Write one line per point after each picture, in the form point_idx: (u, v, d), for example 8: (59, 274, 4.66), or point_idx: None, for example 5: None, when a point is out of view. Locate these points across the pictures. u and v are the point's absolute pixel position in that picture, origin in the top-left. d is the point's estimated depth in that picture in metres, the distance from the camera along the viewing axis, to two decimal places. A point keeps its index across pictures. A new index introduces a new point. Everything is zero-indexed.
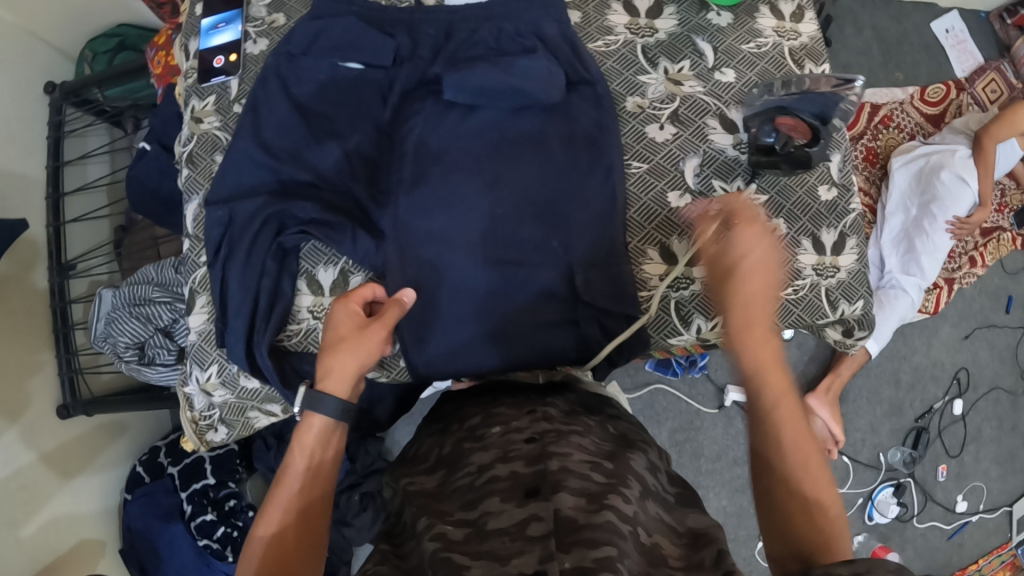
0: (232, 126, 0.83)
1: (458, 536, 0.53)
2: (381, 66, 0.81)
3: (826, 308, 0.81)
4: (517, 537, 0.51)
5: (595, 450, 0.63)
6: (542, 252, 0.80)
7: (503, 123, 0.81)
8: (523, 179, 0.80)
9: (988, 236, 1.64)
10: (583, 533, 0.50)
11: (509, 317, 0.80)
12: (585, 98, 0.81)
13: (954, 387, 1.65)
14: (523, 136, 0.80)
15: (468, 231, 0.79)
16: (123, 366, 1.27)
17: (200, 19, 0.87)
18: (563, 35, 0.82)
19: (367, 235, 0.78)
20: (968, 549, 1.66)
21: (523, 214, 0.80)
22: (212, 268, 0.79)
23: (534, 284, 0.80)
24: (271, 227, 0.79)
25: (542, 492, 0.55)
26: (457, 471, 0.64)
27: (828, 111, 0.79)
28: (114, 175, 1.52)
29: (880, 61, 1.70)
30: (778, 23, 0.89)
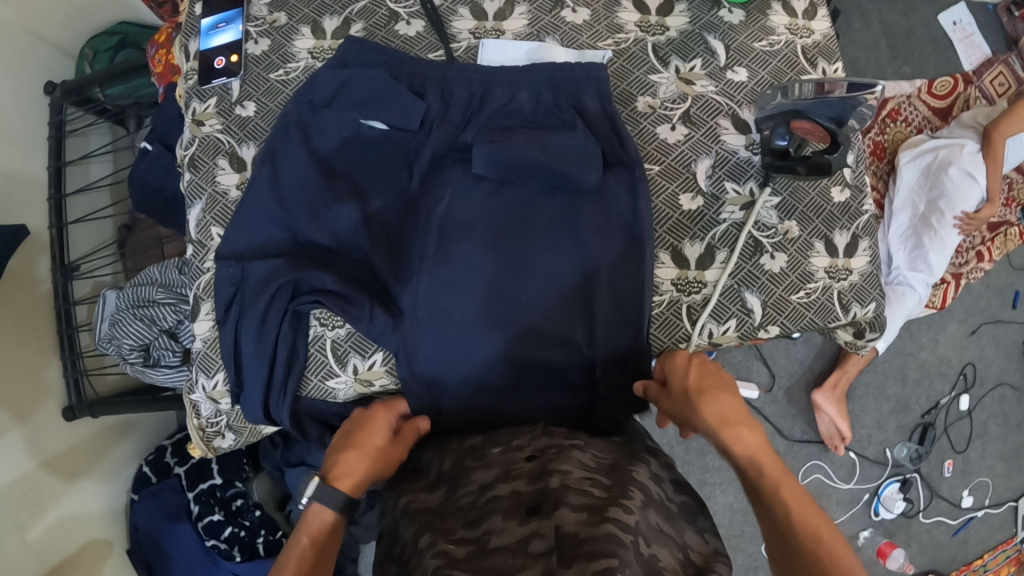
0: (236, 129, 0.82)
1: (460, 554, 0.54)
2: (407, 128, 0.74)
3: (838, 311, 0.80)
4: (519, 553, 0.52)
5: (596, 465, 0.64)
6: (558, 249, 0.74)
7: (530, 203, 0.74)
8: (549, 264, 0.74)
9: (996, 231, 1.64)
10: (584, 547, 0.51)
11: (519, 322, 0.74)
12: (627, 183, 0.73)
13: (960, 383, 1.64)
14: (553, 216, 0.74)
15: (490, 315, 0.74)
16: (128, 369, 1.26)
17: (200, 19, 0.86)
18: (608, 110, 0.74)
19: (383, 312, 0.73)
20: (973, 544, 1.66)
21: (550, 298, 0.74)
22: (224, 327, 0.78)
23: (549, 285, 0.74)
24: (284, 292, 0.76)
25: (543, 509, 0.56)
26: (459, 488, 0.64)
27: (846, 113, 0.74)
28: (117, 176, 1.51)
29: (887, 55, 1.68)
30: (790, 20, 0.88)
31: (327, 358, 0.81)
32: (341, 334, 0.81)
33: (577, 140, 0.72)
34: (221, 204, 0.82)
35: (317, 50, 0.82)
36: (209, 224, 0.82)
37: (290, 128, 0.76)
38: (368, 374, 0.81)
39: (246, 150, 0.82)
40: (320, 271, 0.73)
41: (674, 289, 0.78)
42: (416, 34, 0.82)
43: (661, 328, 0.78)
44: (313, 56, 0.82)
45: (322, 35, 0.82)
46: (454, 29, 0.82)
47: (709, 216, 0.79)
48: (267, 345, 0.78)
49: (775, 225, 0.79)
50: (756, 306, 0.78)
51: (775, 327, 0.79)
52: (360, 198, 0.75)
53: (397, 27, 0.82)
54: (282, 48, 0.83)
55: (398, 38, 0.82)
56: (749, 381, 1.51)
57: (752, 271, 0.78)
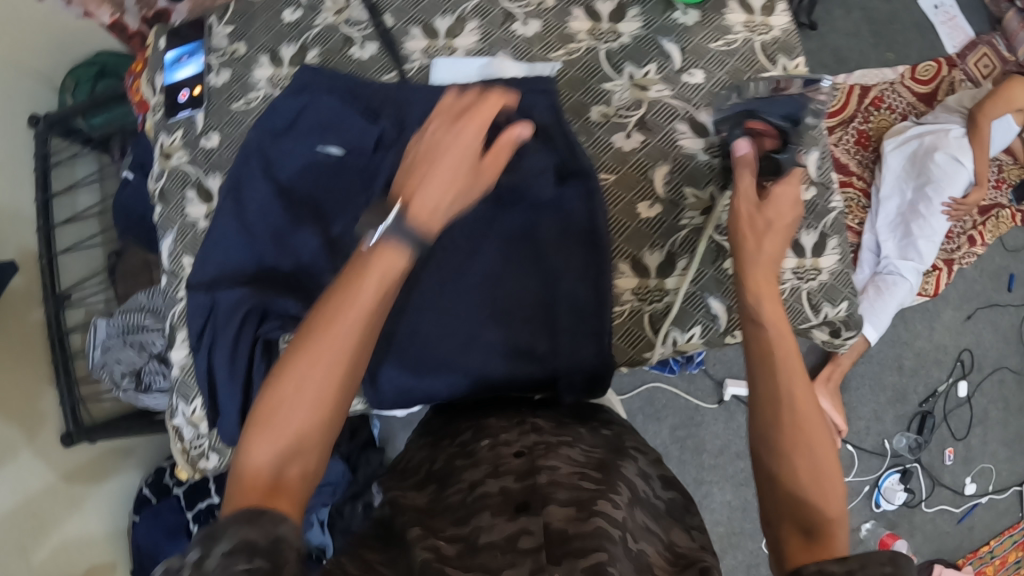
0: (201, 159, 0.83)
1: (451, 551, 0.52)
2: (363, 151, 0.75)
3: (808, 312, 0.79)
4: (508, 549, 0.50)
5: (585, 460, 0.62)
6: (513, 253, 0.75)
7: (492, 220, 0.75)
8: (511, 279, 0.75)
9: (987, 214, 1.62)
10: (573, 544, 0.49)
11: (482, 327, 0.75)
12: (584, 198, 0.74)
13: (958, 369, 1.63)
14: (514, 231, 0.75)
15: (455, 332, 0.75)
16: (121, 394, 1.27)
17: (163, 53, 0.90)
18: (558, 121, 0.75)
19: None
20: (978, 531, 1.64)
21: (515, 310, 0.75)
22: (197, 356, 0.79)
23: (504, 290, 0.75)
24: (252, 320, 0.76)
25: (532, 506, 0.54)
26: (448, 487, 0.62)
27: (797, 111, 0.74)
28: (104, 204, 1.53)
29: (870, 41, 1.66)
30: (747, 18, 0.88)
31: None
32: None
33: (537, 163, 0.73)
34: (190, 234, 0.82)
35: (275, 78, 0.85)
36: (180, 253, 0.83)
37: (256, 159, 0.77)
38: None
39: (212, 181, 0.83)
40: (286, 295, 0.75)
41: (636, 298, 0.79)
42: (369, 57, 0.84)
43: (624, 337, 0.78)
44: (271, 84, 0.84)
45: (280, 63, 0.85)
46: (406, 50, 0.84)
47: (669, 223, 0.80)
48: (239, 379, 0.77)
49: None
50: (720, 312, 0.78)
51: None
52: (321, 220, 0.76)
53: (351, 51, 0.84)
54: (242, 77, 0.85)
55: (353, 61, 0.84)
56: (741, 378, 1.50)
57: (715, 276, 0.78)
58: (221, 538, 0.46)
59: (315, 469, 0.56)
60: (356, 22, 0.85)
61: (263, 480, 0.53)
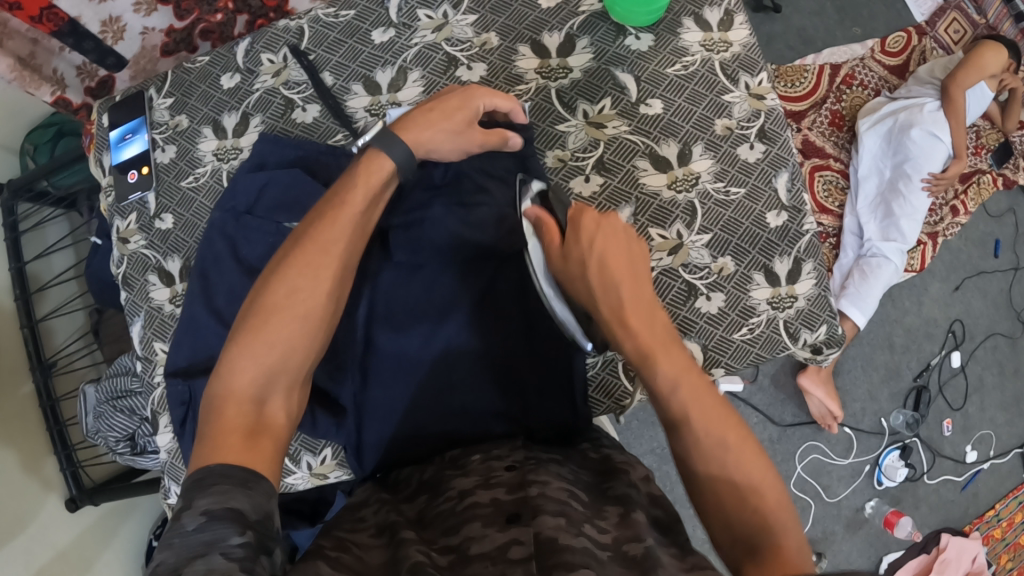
0: (159, 243, 0.82)
1: (443, 562, 0.51)
2: None
3: (786, 340, 0.79)
4: (498, 560, 0.48)
5: (575, 479, 0.62)
6: (453, 297, 0.76)
7: (451, 288, 0.76)
8: (473, 341, 0.75)
9: (968, 182, 1.60)
10: (561, 556, 0.47)
11: (439, 381, 0.74)
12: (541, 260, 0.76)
13: (950, 340, 1.63)
14: (473, 295, 0.76)
15: (425, 402, 0.73)
16: (119, 458, 1.29)
17: (108, 130, 0.87)
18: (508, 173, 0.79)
19: (328, 415, 0.74)
20: (983, 497, 1.66)
21: (481, 369, 0.74)
22: (183, 442, 0.75)
23: (441, 337, 0.74)
24: None
25: (522, 518, 0.53)
26: (438, 495, 0.62)
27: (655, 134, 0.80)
28: (80, 266, 1.51)
29: (835, 17, 1.64)
30: (705, 35, 0.85)
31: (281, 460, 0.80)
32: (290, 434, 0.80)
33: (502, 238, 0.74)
34: (158, 318, 0.81)
35: (221, 150, 0.83)
36: (150, 339, 0.81)
37: (218, 243, 0.76)
38: (323, 469, 0.80)
39: (172, 263, 0.82)
40: None
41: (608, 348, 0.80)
42: (313, 120, 0.83)
43: (598, 389, 0.79)
44: (217, 157, 0.83)
45: (224, 134, 0.83)
46: (351, 109, 0.83)
47: None
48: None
49: (707, 264, 0.80)
50: (697, 352, 0.78)
51: (719, 370, 0.78)
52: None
53: (294, 115, 0.83)
54: (188, 152, 0.84)
55: (297, 126, 0.83)
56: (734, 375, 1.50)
57: (688, 316, 0.78)
58: (207, 491, 0.47)
59: (292, 404, 0.58)
60: (296, 83, 0.83)
61: (245, 414, 0.54)
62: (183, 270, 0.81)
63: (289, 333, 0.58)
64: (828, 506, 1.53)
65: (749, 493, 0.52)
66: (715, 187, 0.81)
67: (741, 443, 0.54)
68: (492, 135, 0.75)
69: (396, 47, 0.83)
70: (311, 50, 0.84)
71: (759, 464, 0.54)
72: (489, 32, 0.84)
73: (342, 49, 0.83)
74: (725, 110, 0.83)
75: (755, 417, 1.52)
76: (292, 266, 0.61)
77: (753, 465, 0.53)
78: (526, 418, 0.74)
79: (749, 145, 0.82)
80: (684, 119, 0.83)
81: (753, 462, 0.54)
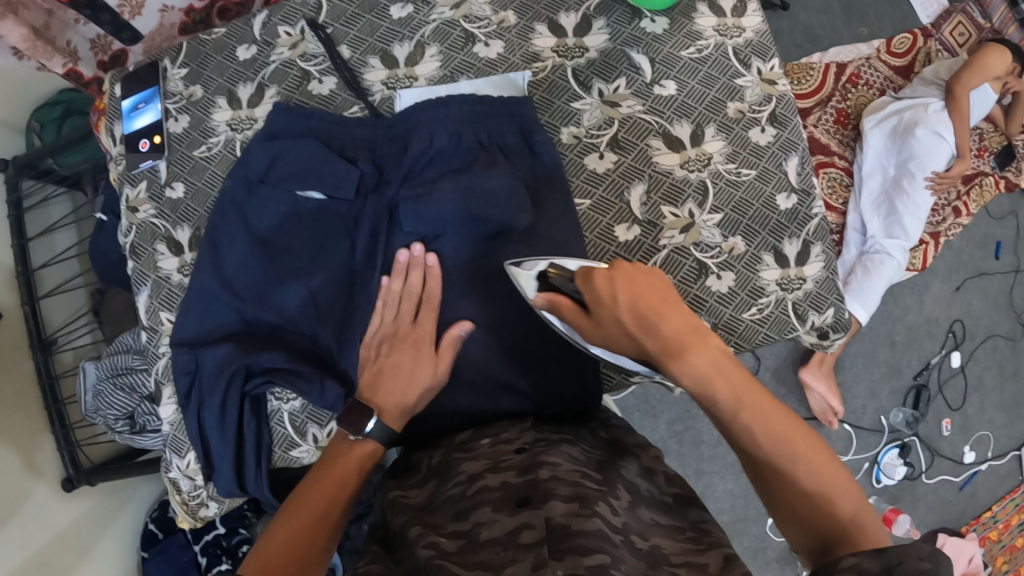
0: (169, 212, 0.82)
1: (451, 548, 0.52)
2: (343, 198, 0.74)
3: (794, 322, 0.79)
4: (509, 545, 0.49)
5: (586, 459, 0.62)
6: (464, 267, 0.74)
7: (463, 256, 0.74)
8: (487, 315, 0.74)
9: (971, 183, 1.60)
10: (575, 540, 0.48)
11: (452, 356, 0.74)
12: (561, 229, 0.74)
13: (950, 340, 1.63)
14: (480, 265, 0.74)
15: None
16: (117, 437, 1.28)
17: (120, 100, 0.87)
18: (525, 141, 0.76)
19: (336, 385, 0.72)
20: (981, 497, 1.66)
21: (496, 342, 0.74)
22: (187, 414, 0.76)
23: (455, 311, 0.74)
24: (237, 378, 0.73)
25: (533, 501, 0.54)
26: (447, 480, 0.62)
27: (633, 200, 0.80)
28: (82, 245, 1.50)
29: (840, 16, 1.65)
30: (718, 21, 0.85)
31: (287, 431, 0.78)
32: (297, 405, 0.78)
33: (516, 209, 0.72)
34: (166, 287, 0.81)
35: (235, 121, 0.83)
36: (157, 309, 0.81)
37: (228, 214, 0.75)
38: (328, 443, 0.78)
39: (181, 232, 0.82)
40: (267, 342, 0.74)
41: None
42: (330, 92, 0.83)
43: (609, 363, 0.79)
44: (231, 128, 0.83)
45: (238, 104, 0.83)
46: (367, 82, 0.83)
47: (648, 244, 0.80)
48: (229, 439, 0.75)
49: (718, 243, 0.80)
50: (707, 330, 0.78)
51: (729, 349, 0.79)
52: (283, 285, 0.74)
53: (311, 87, 0.83)
54: (202, 122, 0.84)
55: (313, 97, 0.83)
56: None
57: (699, 295, 0.79)
58: None
59: None
60: (312, 56, 0.84)
61: None
62: (193, 239, 0.81)
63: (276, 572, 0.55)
64: None
65: (827, 500, 0.54)
66: (727, 168, 0.82)
67: (813, 450, 0.54)
68: (414, 276, 0.71)
69: (414, 23, 0.84)
70: (329, 24, 0.84)
71: (832, 470, 0.54)
72: (507, 11, 0.84)
73: (360, 24, 0.84)
74: (737, 94, 0.84)
75: None
76: (289, 520, 0.58)
77: (828, 470, 0.54)
78: (535, 401, 0.73)
79: (760, 128, 0.83)
80: (700, 103, 0.83)
81: (823, 466, 0.54)
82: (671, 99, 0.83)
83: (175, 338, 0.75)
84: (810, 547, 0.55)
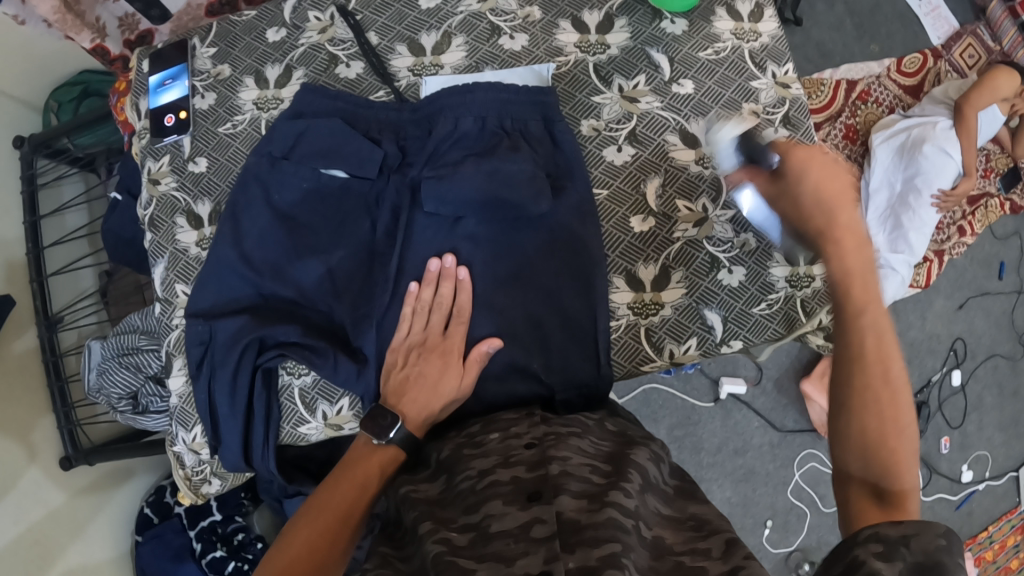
0: (191, 185, 0.83)
1: (462, 541, 0.52)
2: (366, 176, 0.75)
3: (802, 318, 0.80)
4: (521, 538, 0.50)
5: (595, 453, 0.63)
6: (482, 251, 0.75)
7: (482, 237, 0.75)
8: (502, 298, 0.75)
9: (976, 204, 1.62)
10: (585, 533, 0.49)
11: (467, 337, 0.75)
12: (579, 217, 0.75)
13: (952, 358, 1.64)
14: (498, 247, 0.75)
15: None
16: (119, 417, 1.28)
17: (147, 76, 0.88)
18: (548, 131, 0.77)
19: (350, 361, 0.73)
20: (977, 516, 1.66)
21: (508, 325, 0.75)
22: (196, 384, 0.76)
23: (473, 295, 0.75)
24: (251, 349, 0.74)
25: (544, 495, 0.54)
26: (456, 474, 0.62)
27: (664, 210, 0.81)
28: (93, 225, 1.50)
29: (853, 34, 1.67)
30: (735, 25, 0.87)
31: (297, 407, 0.79)
32: (308, 381, 0.79)
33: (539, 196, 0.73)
34: (182, 260, 0.82)
35: (262, 100, 0.84)
36: (173, 280, 0.82)
37: (248, 190, 0.76)
38: (338, 420, 0.78)
39: (202, 207, 0.83)
40: (280, 314, 0.75)
41: (631, 312, 0.80)
42: (357, 76, 0.84)
43: (621, 351, 0.80)
44: (258, 106, 0.84)
45: (266, 84, 0.84)
46: (394, 68, 0.84)
47: (662, 236, 0.81)
48: (240, 409, 0.75)
49: (731, 238, 0.81)
50: (716, 323, 0.80)
51: (737, 341, 0.80)
52: (300, 261, 0.75)
53: (338, 70, 0.84)
54: (229, 100, 0.85)
55: (341, 80, 0.84)
56: (737, 377, 1.51)
57: (709, 287, 0.80)
58: None
59: None
60: (341, 41, 0.85)
61: None
62: (214, 214, 0.82)
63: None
64: (824, 515, 1.53)
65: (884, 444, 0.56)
66: None
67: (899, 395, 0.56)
68: (444, 287, 0.73)
69: (441, 14, 0.85)
70: (358, 11, 0.85)
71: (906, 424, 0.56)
72: (532, 6, 0.86)
73: (389, 12, 0.85)
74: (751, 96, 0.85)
75: (757, 421, 1.52)
76: (304, 524, 0.59)
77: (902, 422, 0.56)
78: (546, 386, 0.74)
79: (774, 129, 0.84)
80: (717, 102, 0.85)
81: (898, 414, 0.56)
82: (689, 98, 0.85)
83: (189, 309, 0.76)
84: (853, 473, 0.56)
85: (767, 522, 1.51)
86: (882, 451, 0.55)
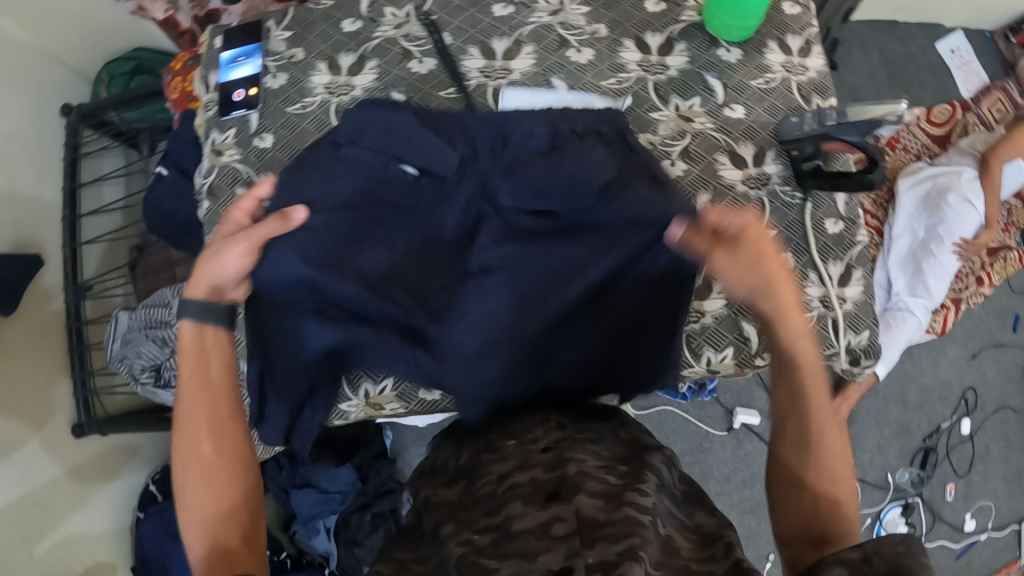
0: (254, 160, 0.86)
1: (484, 542, 0.53)
2: (437, 170, 0.76)
3: (833, 338, 0.82)
4: (542, 536, 0.51)
5: (609, 456, 0.63)
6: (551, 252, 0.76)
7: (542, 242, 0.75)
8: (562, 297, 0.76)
9: (995, 256, 1.64)
10: (605, 529, 0.50)
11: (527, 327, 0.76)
12: (658, 231, 0.75)
13: (962, 407, 1.65)
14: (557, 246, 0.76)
15: (500, 346, 0.75)
16: (140, 388, 1.28)
17: (219, 52, 0.90)
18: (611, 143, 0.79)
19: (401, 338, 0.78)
20: (977, 567, 1.65)
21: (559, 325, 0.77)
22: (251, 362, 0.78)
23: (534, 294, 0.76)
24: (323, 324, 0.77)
25: (562, 495, 0.55)
26: (477, 481, 0.63)
27: None
28: (129, 199, 1.51)
29: (886, 81, 1.72)
30: (786, 58, 0.90)
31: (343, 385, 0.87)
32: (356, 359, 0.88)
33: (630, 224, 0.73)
34: None
35: (333, 85, 0.87)
36: None
37: (307, 166, 0.77)
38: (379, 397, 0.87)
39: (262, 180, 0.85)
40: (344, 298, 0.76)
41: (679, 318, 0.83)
42: (428, 72, 0.87)
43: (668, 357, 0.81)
44: (329, 91, 0.87)
45: (338, 71, 0.88)
46: (465, 68, 0.87)
47: None
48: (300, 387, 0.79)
49: None
50: (752, 334, 0.83)
51: (769, 355, 0.83)
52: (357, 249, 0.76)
53: (410, 65, 0.87)
54: (299, 81, 0.87)
55: (411, 75, 0.87)
56: (751, 408, 1.52)
57: None
58: None
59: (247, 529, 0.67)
60: (416, 38, 0.88)
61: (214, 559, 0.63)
62: None
63: (227, 530, 0.66)
64: None
65: (829, 479, 0.67)
66: (784, 189, 0.86)
67: (835, 435, 0.67)
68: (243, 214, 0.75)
69: (513, 22, 0.89)
70: (434, 12, 0.89)
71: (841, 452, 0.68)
72: (599, 24, 0.89)
73: (463, 16, 0.89)
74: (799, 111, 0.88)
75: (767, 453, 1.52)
76: (200, 483, 0.67)
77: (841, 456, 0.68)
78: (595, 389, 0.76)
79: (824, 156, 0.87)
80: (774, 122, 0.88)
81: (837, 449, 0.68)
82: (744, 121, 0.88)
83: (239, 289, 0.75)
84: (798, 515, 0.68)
85: (770, 555, 1.49)
86: (807, 485, 0.68)
